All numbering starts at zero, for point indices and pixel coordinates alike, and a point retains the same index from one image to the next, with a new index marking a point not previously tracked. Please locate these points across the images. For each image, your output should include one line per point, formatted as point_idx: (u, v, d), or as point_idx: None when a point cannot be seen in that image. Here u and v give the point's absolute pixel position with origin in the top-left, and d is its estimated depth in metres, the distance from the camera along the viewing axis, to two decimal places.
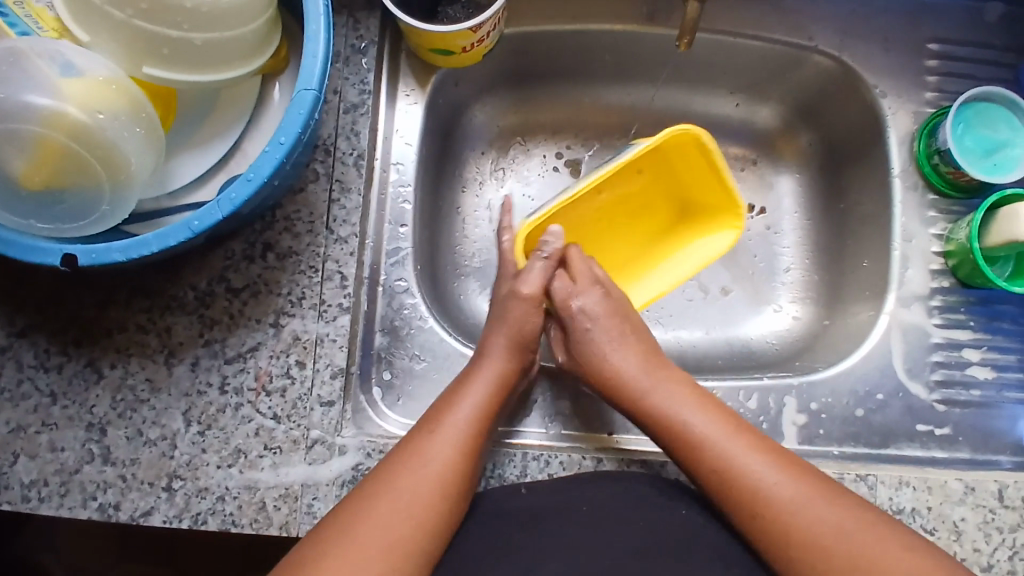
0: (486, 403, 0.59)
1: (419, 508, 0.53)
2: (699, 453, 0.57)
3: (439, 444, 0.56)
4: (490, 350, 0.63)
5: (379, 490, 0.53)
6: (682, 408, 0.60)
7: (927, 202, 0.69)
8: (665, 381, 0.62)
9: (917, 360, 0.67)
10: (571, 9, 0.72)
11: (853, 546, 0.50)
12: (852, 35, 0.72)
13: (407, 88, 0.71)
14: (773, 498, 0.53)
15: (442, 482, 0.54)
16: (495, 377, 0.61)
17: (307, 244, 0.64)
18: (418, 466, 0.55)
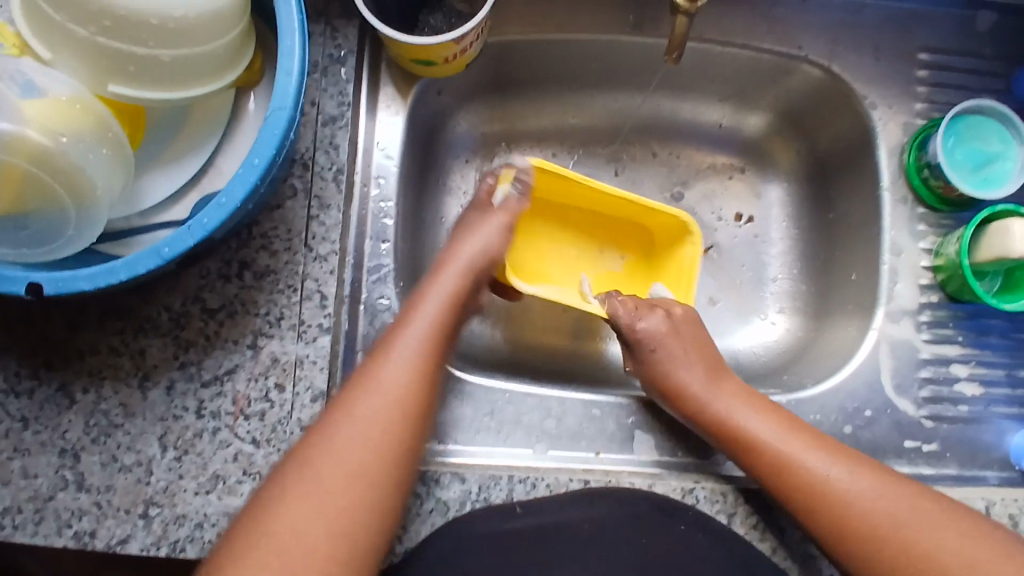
0: (439, 316, 0.60)
1: (378, 432, 0.53)
2: (751, 450, 0.61)
3: (393, 370, 0.55)
4: (449, 262, 0.64)
5: (334, 417, 0.53)
6: (746, 415, 0.63)
7: (917, 215, 0.68)
8: (722, 384, 0.65)
9: (904, 376, 0.67)
10: (555, 17, 0.70)
11: (878, 513, 0.56)
12: (843, 45, 0.70)
13: (388, 99, 0.68)
14: (806, 474, 0.59)
15: (396, 406, 0.54)
16: (450, 295, 0.61)
17: (285, 262, 0.62)
18: (372, 391, 0.54)
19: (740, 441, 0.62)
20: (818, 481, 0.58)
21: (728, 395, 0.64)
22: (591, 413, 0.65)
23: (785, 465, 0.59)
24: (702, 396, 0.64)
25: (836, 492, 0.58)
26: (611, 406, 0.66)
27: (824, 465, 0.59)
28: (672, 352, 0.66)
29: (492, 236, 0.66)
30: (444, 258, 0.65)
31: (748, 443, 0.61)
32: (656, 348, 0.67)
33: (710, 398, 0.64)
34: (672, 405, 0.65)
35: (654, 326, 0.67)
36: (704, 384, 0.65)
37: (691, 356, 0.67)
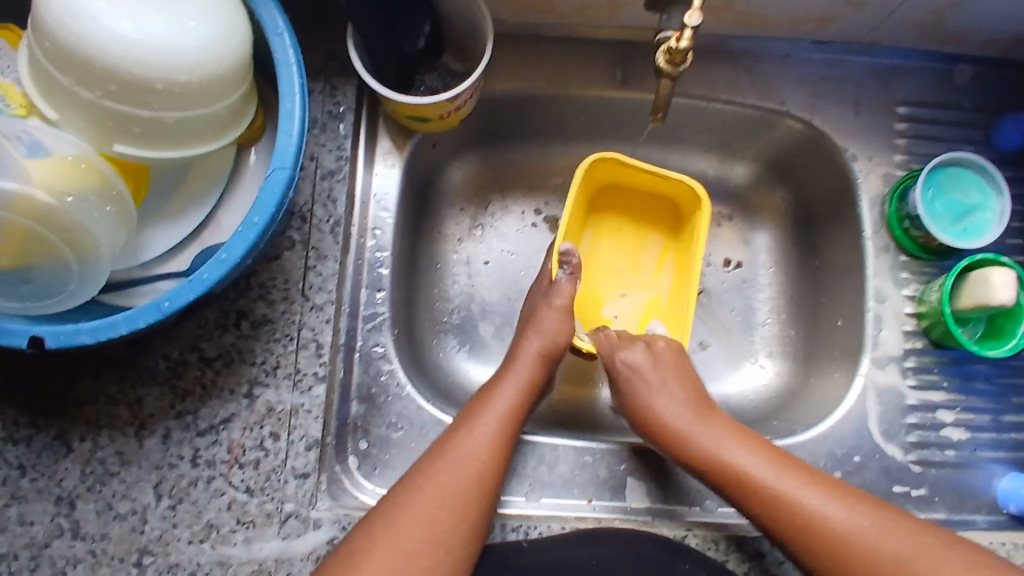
0: (516, 401, 0.63)
1: (461, 496, 0.56)
2: (752, 488, 0.58)
3: (475, 438, 0.59)
4: (519, 354, 0.67)
5: (418, 483, 0.57)
6: (735, 450, 0.60)
7: (899, 263, 0.70)
8: (711, 426, 0.62)
9: (891, 422, 0.68)
10: (546, 71, 0.73)
11: (892, 556, 0.52)
12: (824, 99, 0.73)
13: (385, 151, 0.70)
14: (794, 508, 0.56)
15: (482, 475, 0.58)
16: (524, 382, 0.65)
17: (282, 311, 0.64)
18: (456, 461, 0.58)
19: (736, 486, 0.59)
20: (817, 522, 0.55)
21: (721, 428, 0.62)
22: (582, 460, 0.66)
23: (777, 512, 0.56)
24: (695, 435, 0.62)
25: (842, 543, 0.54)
26: (603, 453, 0.67)
27: (820, 503, 0.56)
28: (675, 407, 0.64)
29: (562, 330, 0.68)
30: (517, 340, 0.69)
31: (736, 483, 0.58)
32: (633, 379, 0.66)
33: (727, 450, 0.60)
34: (661, 445, 0.63)
35: (640, 357, 0.67)
36: (688, 418, 0.63)
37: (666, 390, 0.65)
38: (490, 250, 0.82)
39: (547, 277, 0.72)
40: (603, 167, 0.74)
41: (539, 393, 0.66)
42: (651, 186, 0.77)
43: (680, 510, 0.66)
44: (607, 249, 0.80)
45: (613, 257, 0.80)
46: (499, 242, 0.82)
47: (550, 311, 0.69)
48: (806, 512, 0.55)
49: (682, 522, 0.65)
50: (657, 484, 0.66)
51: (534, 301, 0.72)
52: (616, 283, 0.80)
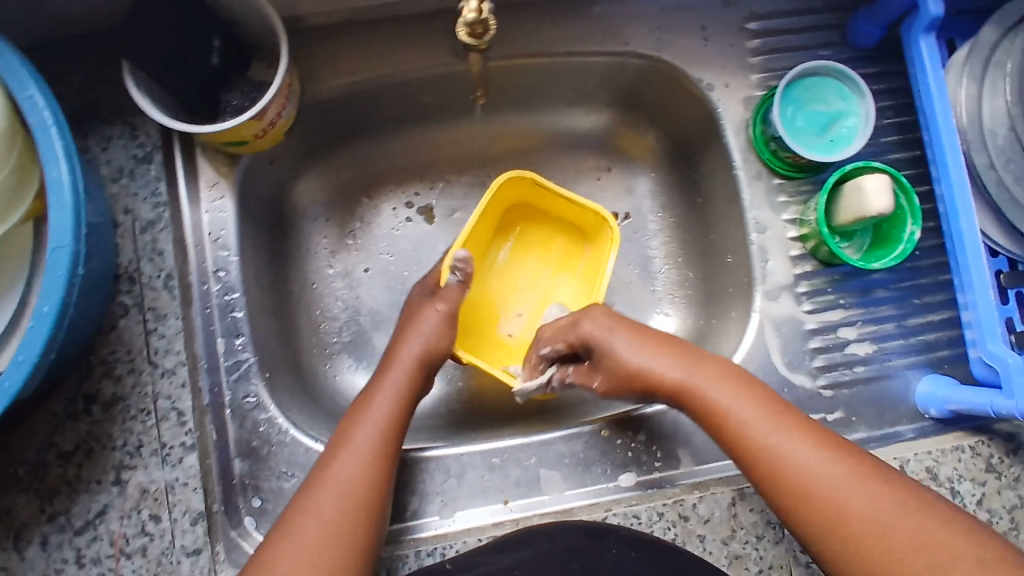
0: (393, 413, 0.59)
1: (340, 526, 0.53)
2: (733, 432, 0.54)
3: (350, 464, 0.55)
4: (396, 357, 0.61)
5: (297, 511, 0.53)
6: (724, 393, 0.55)
7: (774, 187, 0.67)
8: (704, 368, 0.56)
9: (794, 352, 0.66)
10: (366, 61, 0.66)
11: (842, 510, 0.49)
12: (668, 31, 0.68)
13: (210, 182, 0.63)
14: (769, 451, 0.52)
15: (364, 500, 0.54)
16: (400, 388, 0.60)
17: (132, 385, 0.58)
18: (334, 488, 0.54)
19: (731, 444, 0.54)
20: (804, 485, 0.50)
21: (705, 371, 0.56)
22: (489, 463, 0.63)
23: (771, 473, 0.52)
24: (686, 377, 0.56)
25: (835, 508, 0.49)
26: (511, 450, 0.64)
27: (790, 444, 0.52)
28: (656, 360, 0.57)
29: (437, 330, 0.62)
30: (394, 343, 0.63)
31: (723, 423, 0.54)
32: (609, 342, 0.59)
33: (732, 400, 0.54)
34: (633, 386, 0.58)
35: (597, 330, 0.59)
36: (667, 364, 0.57)
37: (639, 343, 0.58)
38: (368, 255, 0.76)
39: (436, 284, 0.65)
40: (514, 186, 0.68)
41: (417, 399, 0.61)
42: (566, 210, 0.71)
43: (604, 488, 0.63)
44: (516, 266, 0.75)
45: (521, 272, 0.75)
46: (376, 246, 0.77)
47: (433, 317, 0.62)
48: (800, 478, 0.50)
49: (602, 503, 0.62)
50: (571, 470, 0.64)
51: (414, 299, 0.65)
52: (513, 297, 0.75)
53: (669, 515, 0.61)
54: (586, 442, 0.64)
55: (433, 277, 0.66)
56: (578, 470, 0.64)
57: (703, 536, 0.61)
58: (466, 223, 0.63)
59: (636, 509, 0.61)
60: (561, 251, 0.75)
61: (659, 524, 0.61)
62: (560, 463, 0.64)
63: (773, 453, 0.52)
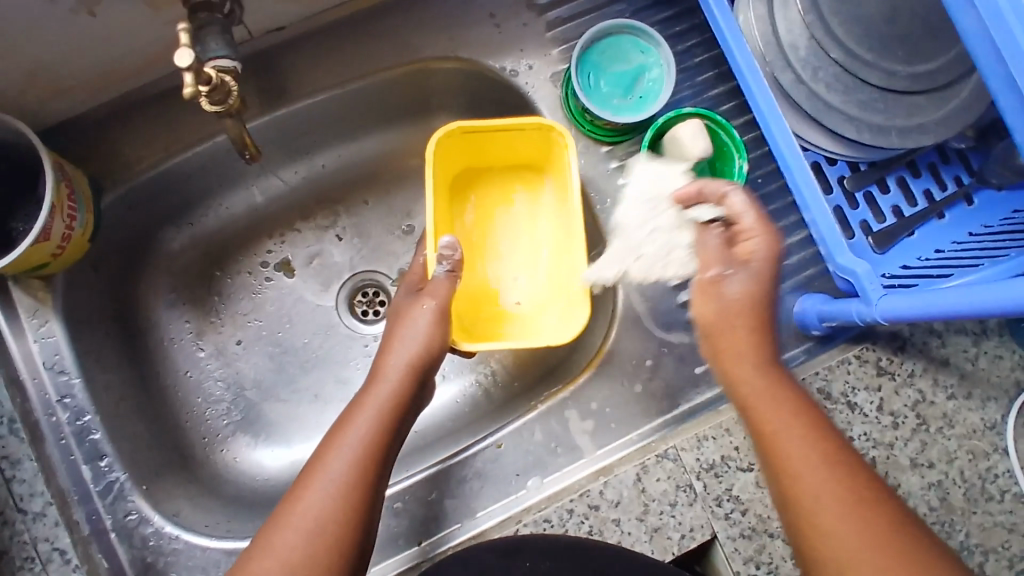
0: (369, 438, 0.53)
1: (301, 568, 0.47)
2: (774, 439, 0.47)
3: (317, 496, 0.49)
4: (381, 371, 0.57)
5: (260, 549, 0.49)
6: (758, 375, 0.48)
7: (603, 155, 0.66)
8: (745, 346, 0.49)
9: (664, 313, 0.65)
10: (162, 143, 0.65)
11: (826, 524, 0.43)
12: (456, 30, 0.67)
13: (29, 310, 0.60)
14: (788, 466, 0.45)
15: (332, 537, 0.49)
16: (383, 406, 0.55)
17: (7, 537, 0.56)
18: (300, 523, 0.49)
19: (753, 427, 0.48)
20: (796, 493, 0.45)
21: (739, 335, 0.49)
22: (392, 508, 0.62)
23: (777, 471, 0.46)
24: (738, 357, 0.49)
25: (814, 524, 0.43)
26: (412, 489, 0.62)
27: (800, 447, 0.46)
28: (744, 295, 0.49)
29: (425, 330, 0.58)
30: (379, 357, 0.58)
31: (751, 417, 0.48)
32: (736, 277, 0.50)
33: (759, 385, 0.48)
34: (712, 343, 0.51)
35: (760, 246, 0.49)
36: (756, 304, 0.49)
37: (742, 275, 0.50)
38: (236, 326, 0.74)
39: (424, 279, 0.62)
40: (452, 147, 0.64)
41: (405, 419, 0.56)
42: (496, 154, 0.67)
43: (513, 499, 0.61)
44: (494, 225, 0.69)
45: (511, 222, 0.69)
46: (242, 315, 0.75)
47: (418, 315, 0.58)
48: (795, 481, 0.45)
49: (513, 515, 0.60)
50: (477, 490, 0.62)
51: (401, 302, 0.61)
52: (503, 263, 0.68)
53: (579, 509, 0.59)
54: (483, 460, 0.62)
55: (419, 272, 0.63)
56: (485, 488, 0.62)
57: (618, 520, 0.59)
58: (426, 207, 0.59)
59: (546, 512, 0.59)
60: (525, 198, 0.69)
61: (570, 521, 0.59)
62: (465, 486, 0.62)
63: (802, 477, 0.45)
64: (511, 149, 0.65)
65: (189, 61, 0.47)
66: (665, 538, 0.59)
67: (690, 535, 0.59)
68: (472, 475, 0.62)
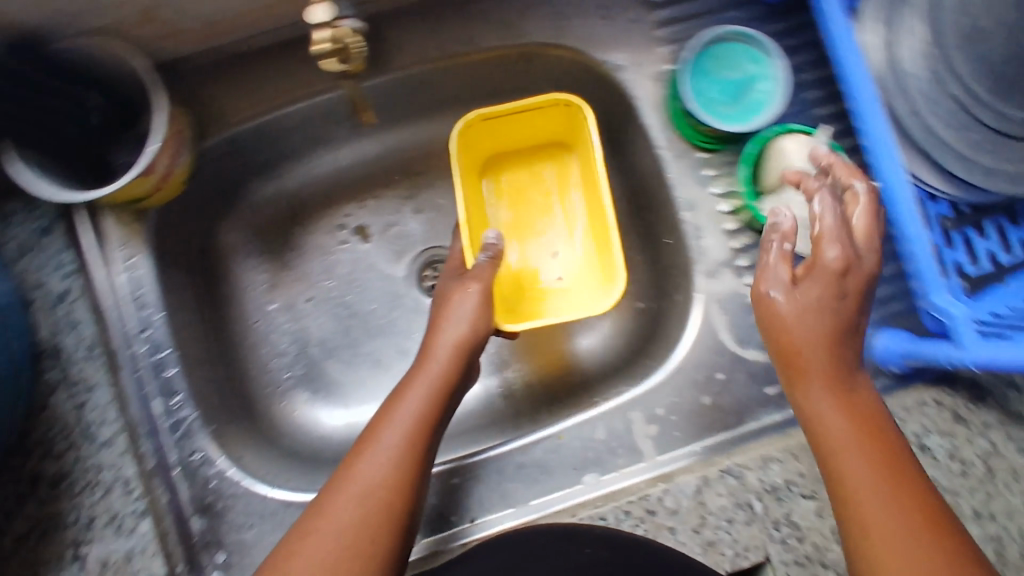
0: (424, 414, 0.53)
1: (347, 543, 0.47)
2: (832, 458, 0.48)
3: (373, 468, 0.50)
4: (431, 351, 0.56)
5: (312, 526, 0.48)
6: (828, 404, 0.49)
7: (699, 161, 0.64)
8: (840, 367, 0.49)
9: (742, 328, 0.63)
10: (260, 96, 0.65)
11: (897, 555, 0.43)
12: (566, 15, 0.65)
13: (120, 242, 0.60)
14: (854, 497, 0.46)
15: (378, 514, 0.49)
16: (434, 384, 0.55)
17: (74, 460, 0.58)
18: (353, 496, 0.49)
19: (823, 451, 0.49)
20: (865, 522, 0.45)
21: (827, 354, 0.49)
22: (448, 483, 0.62)
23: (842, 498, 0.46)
24: (821, 377, 0.49)
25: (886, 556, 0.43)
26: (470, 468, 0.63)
27: (864, 474, 0.46)
28: (811, 310, 0.50)
29: (474, 314, 0.56)
30: (430, 335, 0.57)
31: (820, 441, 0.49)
32: (806, 289, 0.50)
33: (829, 409, 0.49)
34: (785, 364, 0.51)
35: (835, 221, 0.51)
36: (834, 329, 0.49)
37: (820, 289, 0.49)
38: (305, 283, 0.75)
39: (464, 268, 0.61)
40: (467, 139, 0.64)
41: (452, 400, 0.56)
42: (520, 136, 0.68)
43: (569, 493, 0.61)
44: (529, 208, 0.71)
45: (545, 200, 0.71)
46: (312, 274, 0.75)
47: (466, 299, 0.57)
48: (859, 509, 0.45)
49: (566, 510, 0.61)
50: (535, 479, 0.62)
51: (446, 283, 0.60)
52: (539, 243, 0.70)
53: (635, 512, 0.59)
54: (544, 449, 0.63)
55: (458, 260, 0.63)
56: (540, 478, 0.62)
57: (672, 529, 0.58)
58: (460, 199, 0.59)
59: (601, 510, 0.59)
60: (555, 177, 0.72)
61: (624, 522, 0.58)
62: (522, 473, 0.62)
63: (869, 505, 0.45)
64: (533, 128, 0.67)
65: (323, 18, 0.50)
66: (720, 555, 0.58)
67: (743, 554, 0.58)
68: (529, 462, 0.62)
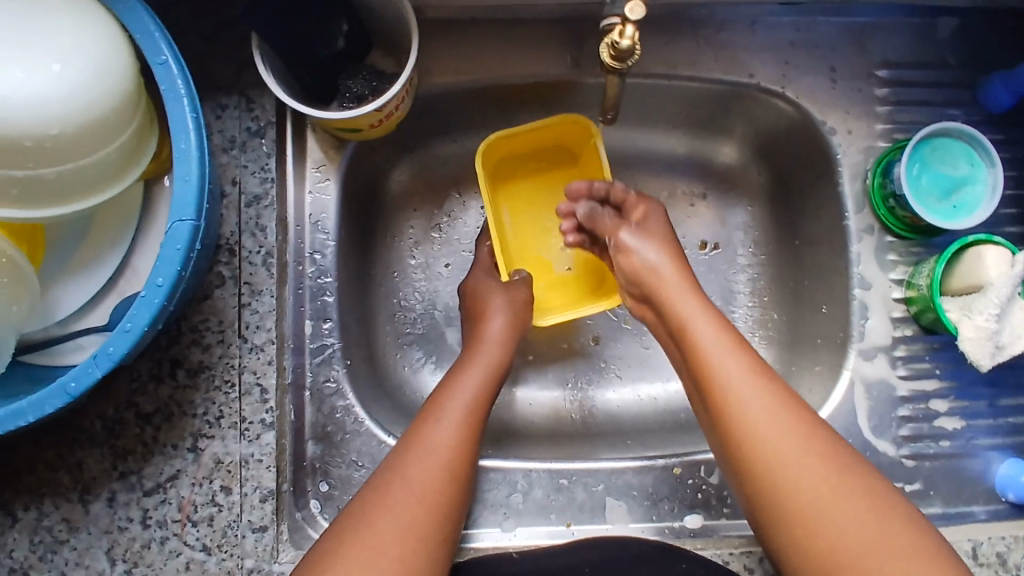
0: (481, 389, 0.59)
1: (432, 491, 0.52)
2: (756, 449, 0.50)
3: (441, 430, 0.55)
4: (485, 335, 0.62)
5: (390, 481, 0.52)
6: (738, 383, 0.51)
7: (884, 245, 0.65)
8: (740, 359, 0.52)
9: (881, 417, 0.64)
10: (483, 62, 0.65)
11: (853, 549, 0.46)
12: (796, 67, 0.65)
13: (316, 163, 0.63)
14: (793, 488, 0.48)
15: (452, 468, 0.54)
16: (491, 365, 0.61)
17: (220, 355, 0.58)
18: (424, 452, 0.54)
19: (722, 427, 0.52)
20: (806, 510, 0.48)
21: (732, 352, 0.52)
22: (556, 483, 0.63)
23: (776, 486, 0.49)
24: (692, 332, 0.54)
25: (830, 543, 0.47)
26: (580, 474, 0.63)
27: (809, 474, 0.48)
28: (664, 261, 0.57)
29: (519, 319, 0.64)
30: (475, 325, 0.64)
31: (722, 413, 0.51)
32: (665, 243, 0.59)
33: (742, 387, 0.51)
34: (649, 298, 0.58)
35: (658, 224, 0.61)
36: (721, 347, 0.53)
37: (652, 244, 0.58)
38: (450, 249, 0.75)
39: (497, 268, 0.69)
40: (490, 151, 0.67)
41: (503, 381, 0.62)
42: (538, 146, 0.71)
43: (670, 528, 0.62)
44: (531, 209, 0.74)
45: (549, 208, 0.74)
46: (459, 243, 0.75)
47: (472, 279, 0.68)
48: (805, 500, 0.48)
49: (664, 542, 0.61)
50: (639, 503, 0.63)
51: (481, 281, 0.67)
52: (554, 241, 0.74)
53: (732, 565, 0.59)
54: (655, 477, 0.63)
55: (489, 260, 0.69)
56: (644, 503, 0.63)
57: None
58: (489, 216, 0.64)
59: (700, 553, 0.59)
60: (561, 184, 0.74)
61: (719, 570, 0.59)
62: (628, 494, 0.63)
63: (820, 514, 0.47)
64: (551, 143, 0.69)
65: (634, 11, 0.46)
66: None
67: None
68: (638, 486, 0.63)
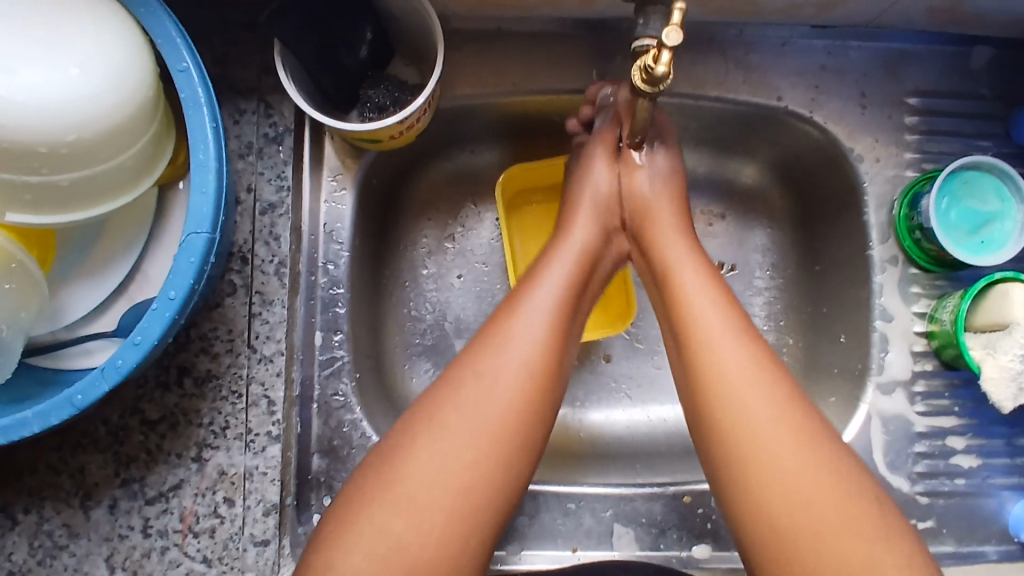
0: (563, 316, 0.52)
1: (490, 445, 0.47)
2: (697, 355, 0.51)
3: (508, 371, 0.49)
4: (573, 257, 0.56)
5: (430, 425, 0.48)
6: (700, 304, 0.52)
7: (908, 277, 0.63)
8: (701, 282, 0.53)
9: (897, 452, 0.62)
10: (506, 75, 0.64)
11: (773, 466, 0.46)
12: (825, 92, 0.64)
13: (332, 173, 0.63)
14: (724, 395, 0.49)
15: (517, 425, 0.48)
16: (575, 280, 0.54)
17: (228, 365, 0.57)
18: (479, 398, 0.48)
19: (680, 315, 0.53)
20: (736, 421, 0.48)
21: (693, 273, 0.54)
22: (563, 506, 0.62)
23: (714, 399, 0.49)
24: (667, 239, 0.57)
25: (753, 447, 0.47)
26: (587, 499, 0.62)
27: (750, 395, 0.48)
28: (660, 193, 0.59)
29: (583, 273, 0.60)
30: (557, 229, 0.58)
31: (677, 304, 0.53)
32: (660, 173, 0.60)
33: (697, 299, 0.52)
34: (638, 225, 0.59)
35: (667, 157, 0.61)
36: (687, 263, 0.55)
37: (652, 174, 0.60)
38: (463, 260, 0.74)
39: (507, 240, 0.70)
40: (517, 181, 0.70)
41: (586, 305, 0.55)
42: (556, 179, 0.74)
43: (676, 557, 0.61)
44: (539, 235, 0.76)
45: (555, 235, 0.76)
46: (471, 256, 0.74)
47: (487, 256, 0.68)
48: (737, 415, 0.48)
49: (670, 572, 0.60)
50: (646, 531, 0.62)
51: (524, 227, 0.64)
52: None
53: None
54: (663, 506, 0.62)
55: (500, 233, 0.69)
56: (651, 531, 0.62)
57: None
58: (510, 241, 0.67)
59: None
60: None
61: None
62: (635, 521, 0.62)
63: (748, 410, 0.48)
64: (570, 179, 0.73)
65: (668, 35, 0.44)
66: None
67: None
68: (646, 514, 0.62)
